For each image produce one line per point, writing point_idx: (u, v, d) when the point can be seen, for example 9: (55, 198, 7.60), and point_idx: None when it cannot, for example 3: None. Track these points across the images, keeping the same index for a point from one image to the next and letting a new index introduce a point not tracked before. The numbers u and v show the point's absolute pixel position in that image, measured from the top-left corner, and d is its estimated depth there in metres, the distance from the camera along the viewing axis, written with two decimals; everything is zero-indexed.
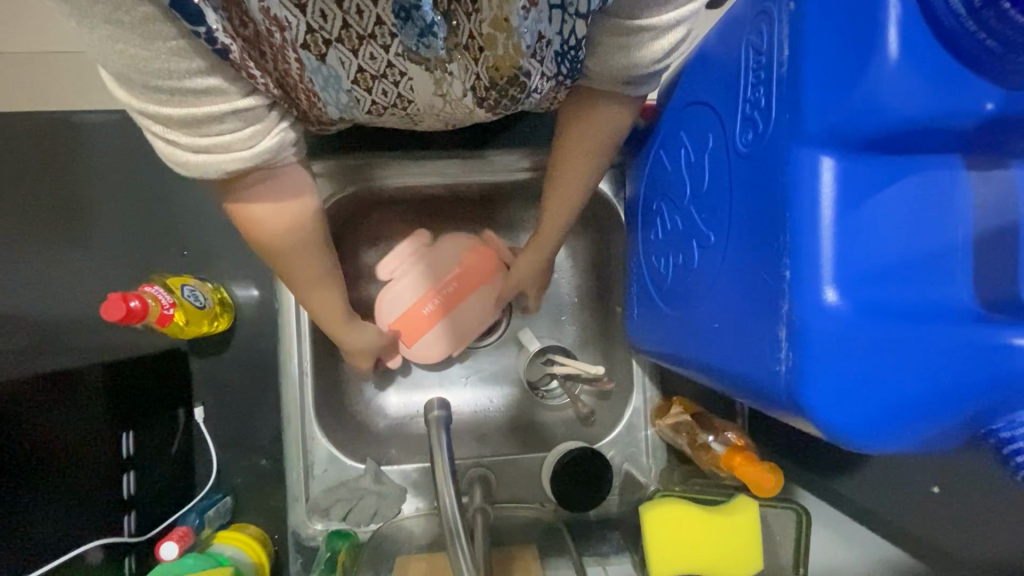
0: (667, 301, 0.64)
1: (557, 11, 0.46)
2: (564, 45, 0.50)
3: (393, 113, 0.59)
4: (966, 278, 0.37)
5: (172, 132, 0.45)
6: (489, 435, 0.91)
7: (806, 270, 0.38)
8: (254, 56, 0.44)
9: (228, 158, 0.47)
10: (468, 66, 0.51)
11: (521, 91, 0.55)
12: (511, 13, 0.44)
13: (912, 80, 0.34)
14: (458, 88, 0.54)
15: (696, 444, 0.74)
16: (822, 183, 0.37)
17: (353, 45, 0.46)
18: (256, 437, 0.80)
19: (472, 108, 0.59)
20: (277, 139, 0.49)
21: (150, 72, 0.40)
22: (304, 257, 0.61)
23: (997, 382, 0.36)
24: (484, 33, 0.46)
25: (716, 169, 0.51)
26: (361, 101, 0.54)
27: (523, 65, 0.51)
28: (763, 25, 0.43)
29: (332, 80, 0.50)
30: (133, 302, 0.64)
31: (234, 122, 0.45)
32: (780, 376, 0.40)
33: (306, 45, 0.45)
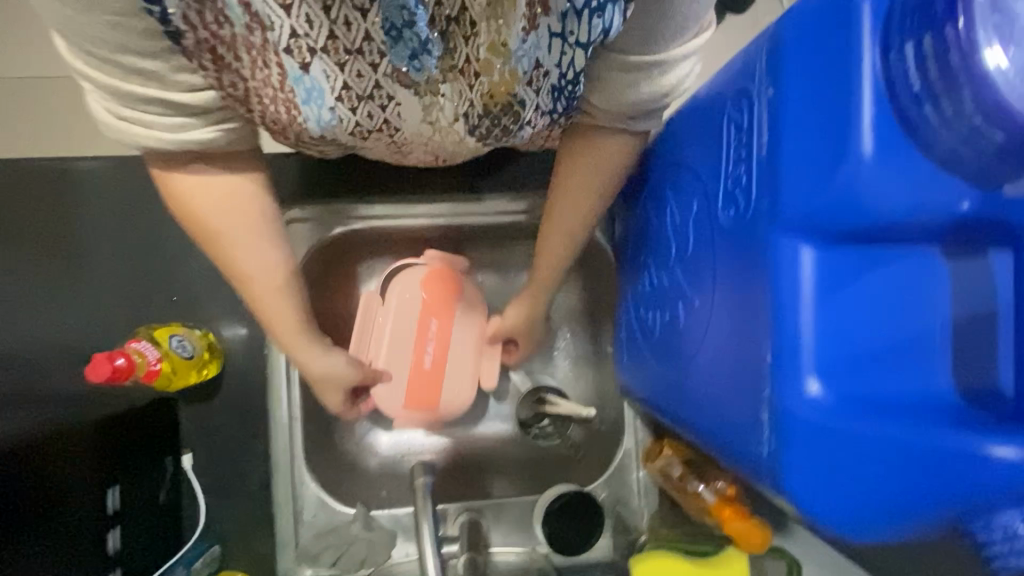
0: (654, 354, 0.64)
1: (558, 40, 0.44)
2: (562, 79, 0.49)
3: (378, 137, 0.55)
4: (945, 369, 0.37)
5: (101, 94, 0.44)
6: (482, 475, 0.90)
7: (786, 358, 0.38)
8: (210, 59, 0.41)
9: (149, 135, 0.46)
10: (462, 90, 0.48)
11: (514, 120, 0.53)
12: (510, 39, 0.42)
13: (890, 176, 0.34)
14: (450, 113, 0.52)
15: (686, 490, 0.74)
16: (801, 272, 0.38)
17: (341, 59, 0.43)
18: (247, 479, 0.80)
19: (463, 136, 0.56)
20: (209, 135, 0.47)
21: (85, 38, 0.39)
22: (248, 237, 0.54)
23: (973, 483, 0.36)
24: (480, 59, 0.44)
25: (701, 236, 0.51)
26: (345, 120, 0.50)
27: (518, 93, 0.49)
28: (744, 101, 0.43)
29: (315, 93, 0.46)
30: (117, 360, 0.68)
31: (163, 107, 0.44)
32: (762, 457, 0.41)
33: (288, 51, 0.42)
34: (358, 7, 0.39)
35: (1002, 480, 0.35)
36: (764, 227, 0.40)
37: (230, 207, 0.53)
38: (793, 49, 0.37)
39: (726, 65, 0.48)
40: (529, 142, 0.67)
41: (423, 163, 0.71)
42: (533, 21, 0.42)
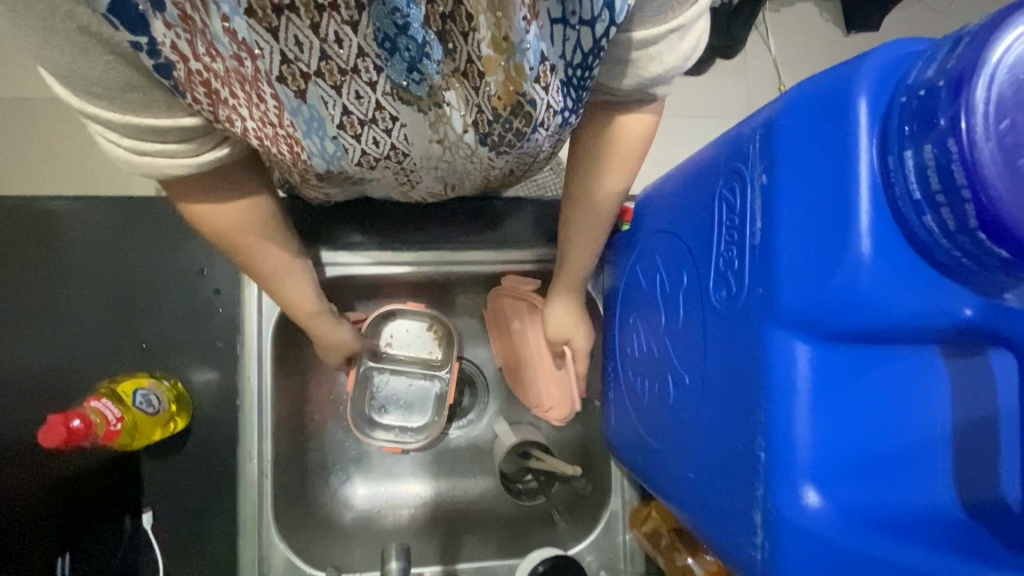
0: (642, 421, 0.62)
1: (558, 26, 0.43)
2: (570, 70, 0.46)
3: (386, 166, 0.58)
4: (947, 477, 0.36)
5: (114, 133, 0.44)
6: (461, 534, 0.86)
7: (781, 461, 0.36)
8: (202, 92, 0.41)
9: (171, 163, 0.47)
10: (466, 95, 0.47)
11: (526, 123, 0.50)
12: (512, 30, 0.40)
13: (890, 282, 0.33)
14: (457, 125, 0.52)
15: (675, 564, 0.71)
16: (796, 372, 0.36)
17: (336, 82, 0.44)
18: (211, 544, 0.74)
19: (473, 148, 0.56)
20: (220, 151, 0.49)
21: (88, 79, 0.39)
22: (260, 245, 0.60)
23: None
24: (482, 57, 0.42)
25: (691, 313, 0.49)
26: (349, 148, 0.52)
27: (527, 90, 0.45)
28: (735, 183, 0.42)
29: (315, 123, 0.48)
30: (74, 422, 0.63)
31: (177, 136, 0.45)
32: (756, 562, 0.38)
33: (283, 79, 0.43)
34: (347, 21, 0.39)
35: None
36: (758, 319, 0.38)
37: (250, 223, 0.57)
38: (786, 138, 0.36)
39: (718, 137, 0.46)
40: (534, 168, 0.69)
41: (433, 193, 0.71)
42: (534, 8, 0.40)
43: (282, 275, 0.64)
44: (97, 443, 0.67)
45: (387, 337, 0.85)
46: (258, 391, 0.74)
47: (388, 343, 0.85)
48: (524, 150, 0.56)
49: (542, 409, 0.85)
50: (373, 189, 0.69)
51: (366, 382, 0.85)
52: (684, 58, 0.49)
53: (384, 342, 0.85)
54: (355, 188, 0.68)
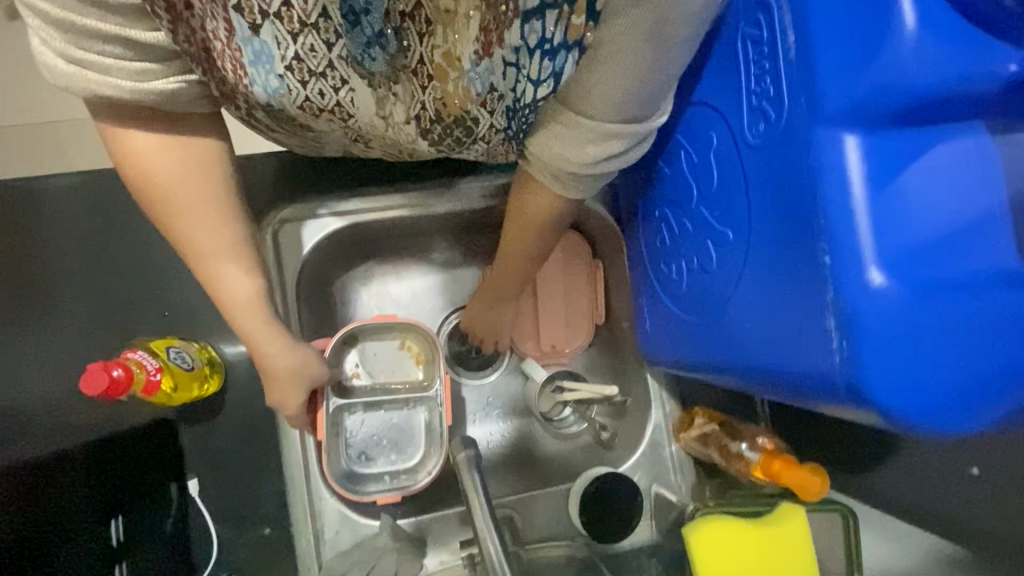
0: (682, 308, 0.62)
1: (512, 70, 0.43)
2: (516, 101, 0.47)
3: (329, 120, 0.50)
4: (1013, 242, 0.36)
5: (50, 31, 0.39)
6: (508, 472, 0.85)
7: (845, 254, 0.37)
8: (162, 7, 0.37)
9: (106, 82, 0.42)
10: (414, 91, 0.45)
11: (467, 135, 0.49)
12: (463, 55, 0.41)
13: (934, 49, 0.34)
14: (400, 112, 0.47)
15: (728, 454, 0.71)
16: (849, 163, 0.36)
17: (293, 29, 0.40)
18: (260, 502, 0.73)
19: (414, 142, 0.51)
20: (170, 86, 0.43)
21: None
22: (213, 218, 0.52)
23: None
24: (434, 62, 0.42)
25: (725, 168, 0.49)
26: (293, 93, 0.45)
27: (471, 110, 0.46)
28: (760, 15, 0.42)
29: (263, 58, 0.42)
30: (114, 371, 0.62)
31: (122, 49, 0.40)
32: (834, 367, 0.39)
33: (240, 8, 0.38)
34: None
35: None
36: (802, 127, 0.39)
37: (194, 176, 0.50)
38: None
39: None
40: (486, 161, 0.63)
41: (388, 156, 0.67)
42: (487, 48, 0.41)
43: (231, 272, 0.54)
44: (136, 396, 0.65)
45: (353, 368, 0.78)
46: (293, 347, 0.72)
47: (355, 373, 0.78)
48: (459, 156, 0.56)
49: (557, 351, 0.87)
50: (329, 140, 0.66)
51: (339, 428, 0.75)
52: (606, 163, 0.54)
53: (351, 374, 0.77)
54: (307, 134, 0.63)
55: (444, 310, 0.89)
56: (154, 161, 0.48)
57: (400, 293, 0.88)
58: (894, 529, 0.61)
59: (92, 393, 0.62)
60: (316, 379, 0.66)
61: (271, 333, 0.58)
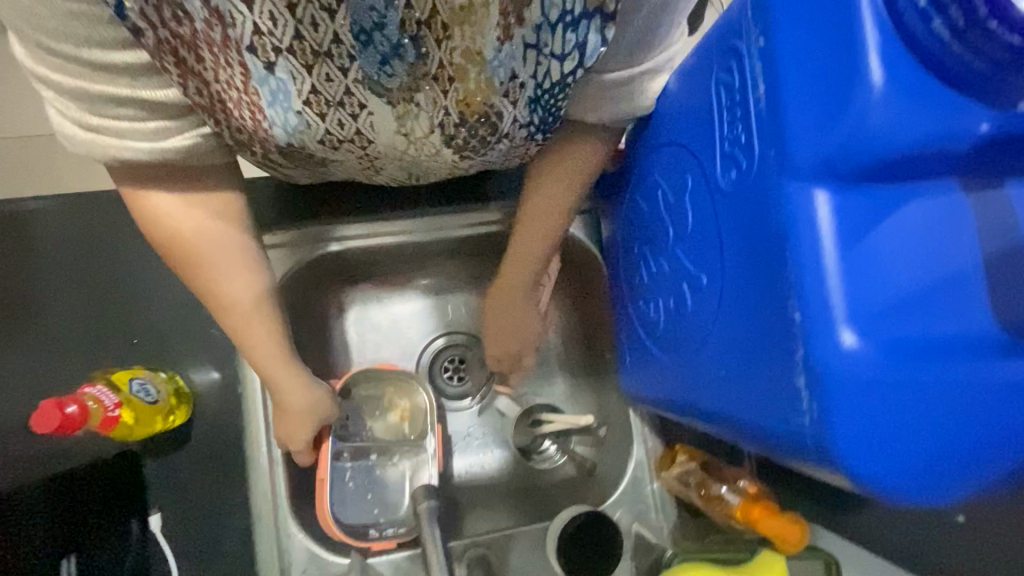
0: (661, 348, 0.61)
1: (532, 52, 0.47)
2: (538, 88, 0.51)
3: (349, 150, 0.56)
4: (987, 304, 0.35)
5: (70, 103, 0.47)
6: (486, 507, 0.84)
7: (816, 312, 0.36)
8: (172, 62, 0.43)
9: (122, 145, 0.49)
10: (437, 98, 0.50)
11: (492, 132, 0.55)
12: (485, 46, 0.45)
13: (904, 107, 0.33)
14: (424, 123, 0.53)
15: (708, 496, 0.70)
16: (820, 219, 0.35)
17: (308, 61, 0.45)
18: (223, 539, 0.70)
19: (439, 149, 0.57)
20: (185, 141, 0.51)
21: (43, 30, 0.41)
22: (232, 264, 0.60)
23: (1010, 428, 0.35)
24: (454, 63, 0.47)
25: (701, 211, 0.48)
26: (313, 126, 0.51)
27: (494, 103, 0.51)
28: (732, 61, 0.42)
29: (280, 96, 0.48)
30: (67, 408, 0.62)
31: (134, 110, 0.47)
32: (805, 427, 0.37)
33: (253, 49, 0.43)
34: (323, 7, 0.41)
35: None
36: (772, 179, 0.38)
37: (216, 231, 0.59)
38: None
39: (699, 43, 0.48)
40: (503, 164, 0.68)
41: (396, 180, 0.72)
42: (507, 31, 0.45)
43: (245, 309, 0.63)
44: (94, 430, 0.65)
45: (344, 417, 0.76)
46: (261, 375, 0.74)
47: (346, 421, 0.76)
48: (488, 156, 0.61)
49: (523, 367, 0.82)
50: (337, 172, 0.68)
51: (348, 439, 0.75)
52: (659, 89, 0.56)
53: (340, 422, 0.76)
54: (318, 168, 0.66)
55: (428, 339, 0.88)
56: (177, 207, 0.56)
57: (381, 319, 0.87)
58: None
59: (44, 431, 0.61)
60: (328, 416, 0.71)
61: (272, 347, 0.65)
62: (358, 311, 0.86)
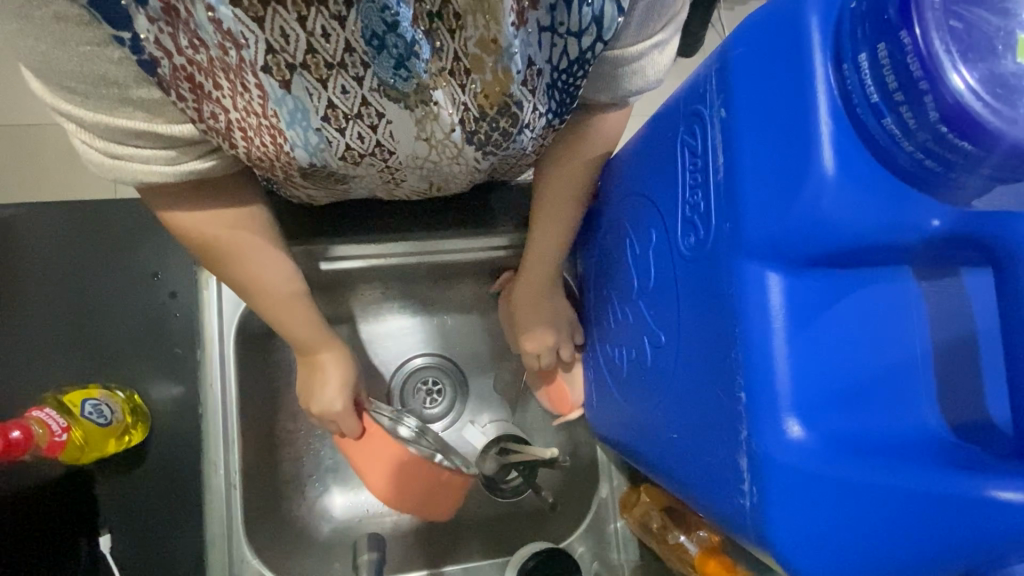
0: (623, 395, 0.60)
1: (547, 34, 0.50)
2: (555, 72, 0.53)
3: (370, 164, 0.59)
4: (930, 399, 0.35)
5: (90, 135, 0.48)
6: (447, 535, 0.83)
7: (761, 398, 0.35)
8: (188, 89, 0.46)
9: (143, 169, 0.51)
10: (454, 93, 0.51)
11: (512, 124, 0.56)
12: (501, 33, 0.46)
13: (856, 199, 0.32)
14: (444, 124, 0.54)
15: (667, 541, 0.69)
16: (769, 303, 0.35)
17: (322, 74, 0.47)
18: (175, 561, 0.69)
19: (460, 147, 0.59)
20: (203, 164, 0.53)
21: (64, 73, 0.43)
22: (258, 256, 0.63)
23: (969, 539, 0.33)
24: (470, 54, 0.48)
25: (662, 269, 0.48)
26: (333, 142, 0.53)
27: (514, 93, 0.52)
28: (696, 125, 0.41)
29: (299, 114, 0.50)
30: (11, 433, 0.63)
31: (152, 142, 0.49)
32: (745, 512, 0.36)
33: (267, 68, 0.45)
34: (334, 16, 0.42)
35: (1000, 528, 0.32)
36: (725, 256, 0.37)
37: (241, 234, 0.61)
38: (743, 68, 0.36)
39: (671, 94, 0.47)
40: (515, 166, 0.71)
41: (416, 194, 0.72)
42: (523, 16, 0.46)
43: (270, 291, 0.65)
44: (41, 455, 0.66)
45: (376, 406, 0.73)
46: (222, 396, 0.70)
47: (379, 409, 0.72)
48: (509, 152, 0.62)
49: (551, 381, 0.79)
50: (355, 189, 0.69)
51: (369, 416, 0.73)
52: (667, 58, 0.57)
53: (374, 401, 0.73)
54: (337, 186, 0.67)
55: (409, 355, 0.90)
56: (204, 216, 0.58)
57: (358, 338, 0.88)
58: None
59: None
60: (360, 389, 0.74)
61: (311, 327, 0.69)
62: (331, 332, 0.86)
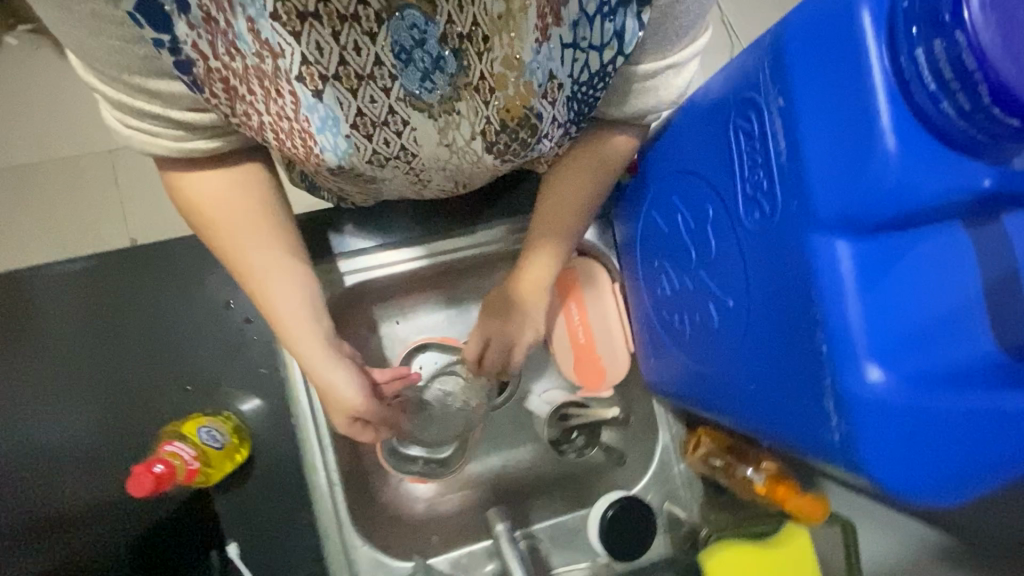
0: (683, 352, 0.66)
1: (569, 50, 0.53)
2: (575, 85, 0.56)
3: (395, 167, 0.60)
4: (986, 331, 0.41)
5: (111, 105, 0.50)
6: (528, 499, 0.90)
7: (841, 347, 0.41)
8: (220, 88, 0.48)
9: (155, 144, 0.53)
10: (478, 107, 0.54)
11: (532, 134, 0.59)
12: (523, 50, 0.50)
13: (917, 167, 0.37)
14: (465, 132, 0.57)
15: (735, 476, 0.76)
16: (842, 267, 0.40)
17: (352, 85, 0.49)
18: (297, 558, 0.76)
19: (480, 155, 0.61)
20: (208, 146, 0.54)
21: (93, 56, 0.45)
22: (253, 229, 0.59)
23: (1016, 446, 0.41)
24: (494, 73, 0.52)
25: (723, 240, 0.53)
26: (361, 148, 0.55)
27: (533, 105, 0.55)
28: (751, 111, 0.45)
29: (330, 121, 0.51)
30: (156, 467, 0.67)
31: (164, 123, 0.51)
32: (835, 443, 0.43)
33: (301, 79, 0.47)
34: (366, 32, 0.45)
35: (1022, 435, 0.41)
36: (798, 228, 0.42)
37: (236, 197, 0.59)
38: (796, 61, 0.40)
39: (726, 69, 0.50)
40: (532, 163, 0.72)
41: (442, 192, 0.75)
42: (545, 32, 0.50)
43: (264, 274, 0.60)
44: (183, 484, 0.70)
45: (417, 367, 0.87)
46: (308, 408, 0.76)
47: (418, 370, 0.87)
48: (527, 159, 0.64)
49: (575, 366, 0.90)
50: (385, 189, 0.71)
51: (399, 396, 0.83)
52: (684, 82, 0.59)
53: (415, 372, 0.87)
54: (367, 187, 0.70)
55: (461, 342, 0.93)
56: (213, 182, 0.58)
57: (407, 332, 0.91)
58: (887, 527, 0.68)
59: (143, 493, 0.67)
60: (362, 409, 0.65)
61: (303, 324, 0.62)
62: (376, 326, 0.90)
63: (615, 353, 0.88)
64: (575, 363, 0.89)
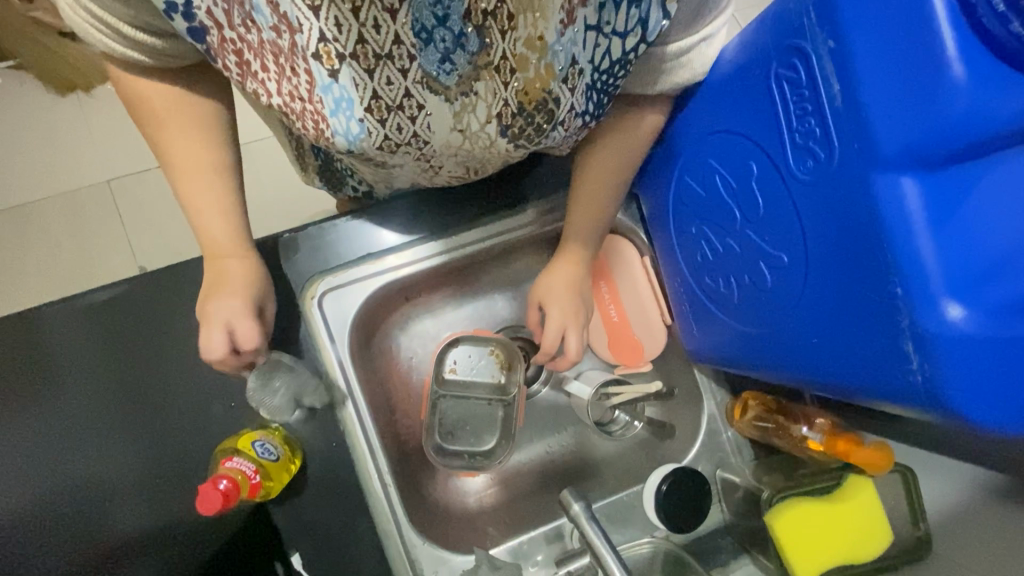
0: (728, 314, 0.65)
1: (593, 33, 0.52)
2: (596, 71, 0.55)
3: (406, 152, 0.59)
4: None
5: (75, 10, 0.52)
6: (579, 482, 0.90)
7: (917, 286, 0.40)
8: (234, 62, 0.50)
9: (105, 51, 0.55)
10: (497, 88, 0.53)
11: (548, 119, 0.58)
12: (547, 30, 0.50)
13: (981, 93, 0.36)
14: (480, 115, 0.56)
15: (790, 438, 0.76)
16: (910, 204, 0.39)
17: (370, 65, 0.48)
18: (360, 561, 0.74)
19: (494, 139, 0.59)
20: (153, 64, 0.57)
21: None
22: (191, 141, 0.65)
23: None
24: (517, 53, 0.51)
25: (771, 195, 0.52)
26: (373, 133, 0.54)
27: (552, 89, 0.55)
28: (796, 58, 0.45)
29: (344, 103, 0.51)
30: (221, 483, 0.66)
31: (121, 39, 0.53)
32: (918, 385, 0.42)
33: (317, 57, 0.47)
34: (386, 8, 0.44)
35: None
36: (860, 172, 0.41)
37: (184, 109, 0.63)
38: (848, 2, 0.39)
39: (759, 22, 0.50)
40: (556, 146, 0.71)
41: (458, 178, 0.74)
42: (571, 14, 0.50)
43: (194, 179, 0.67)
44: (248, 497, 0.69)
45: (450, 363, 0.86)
46: (355, 412, 0.78)
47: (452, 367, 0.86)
48: (541, 147, 0.63)
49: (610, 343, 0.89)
50: (398, 174, 0.73)
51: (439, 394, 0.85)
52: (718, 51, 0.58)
53: (449, 369, 0.86)
54: (378, 167, 0.71)
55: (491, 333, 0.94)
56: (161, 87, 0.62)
57: (437, 329, 0.91)
58: (946, 469, 0.66)
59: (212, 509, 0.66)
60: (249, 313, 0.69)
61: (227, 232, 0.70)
62: (408, 326, 0.90)
63: (651, 331, 0.87)
64: (609, 340, 0.89)
